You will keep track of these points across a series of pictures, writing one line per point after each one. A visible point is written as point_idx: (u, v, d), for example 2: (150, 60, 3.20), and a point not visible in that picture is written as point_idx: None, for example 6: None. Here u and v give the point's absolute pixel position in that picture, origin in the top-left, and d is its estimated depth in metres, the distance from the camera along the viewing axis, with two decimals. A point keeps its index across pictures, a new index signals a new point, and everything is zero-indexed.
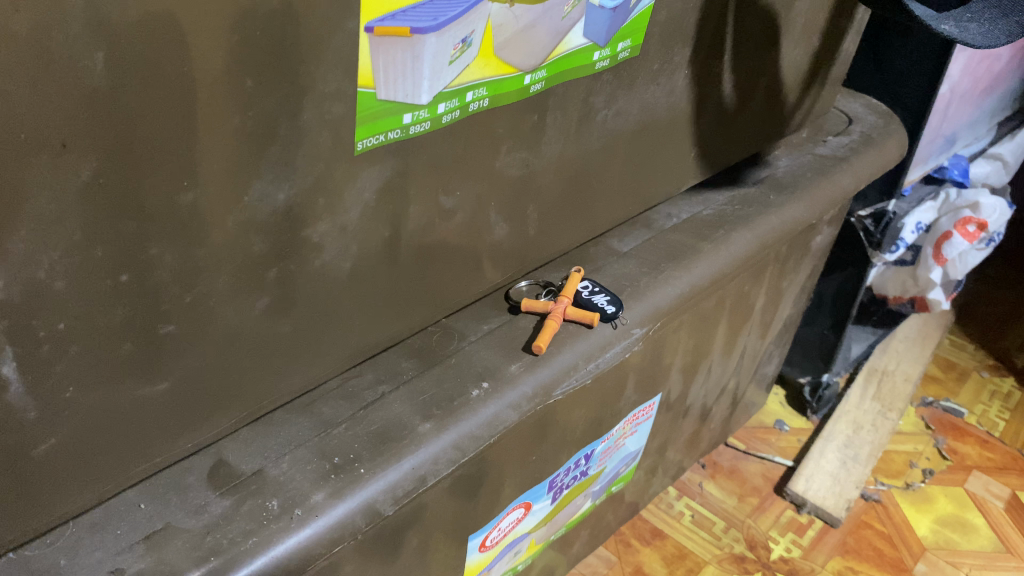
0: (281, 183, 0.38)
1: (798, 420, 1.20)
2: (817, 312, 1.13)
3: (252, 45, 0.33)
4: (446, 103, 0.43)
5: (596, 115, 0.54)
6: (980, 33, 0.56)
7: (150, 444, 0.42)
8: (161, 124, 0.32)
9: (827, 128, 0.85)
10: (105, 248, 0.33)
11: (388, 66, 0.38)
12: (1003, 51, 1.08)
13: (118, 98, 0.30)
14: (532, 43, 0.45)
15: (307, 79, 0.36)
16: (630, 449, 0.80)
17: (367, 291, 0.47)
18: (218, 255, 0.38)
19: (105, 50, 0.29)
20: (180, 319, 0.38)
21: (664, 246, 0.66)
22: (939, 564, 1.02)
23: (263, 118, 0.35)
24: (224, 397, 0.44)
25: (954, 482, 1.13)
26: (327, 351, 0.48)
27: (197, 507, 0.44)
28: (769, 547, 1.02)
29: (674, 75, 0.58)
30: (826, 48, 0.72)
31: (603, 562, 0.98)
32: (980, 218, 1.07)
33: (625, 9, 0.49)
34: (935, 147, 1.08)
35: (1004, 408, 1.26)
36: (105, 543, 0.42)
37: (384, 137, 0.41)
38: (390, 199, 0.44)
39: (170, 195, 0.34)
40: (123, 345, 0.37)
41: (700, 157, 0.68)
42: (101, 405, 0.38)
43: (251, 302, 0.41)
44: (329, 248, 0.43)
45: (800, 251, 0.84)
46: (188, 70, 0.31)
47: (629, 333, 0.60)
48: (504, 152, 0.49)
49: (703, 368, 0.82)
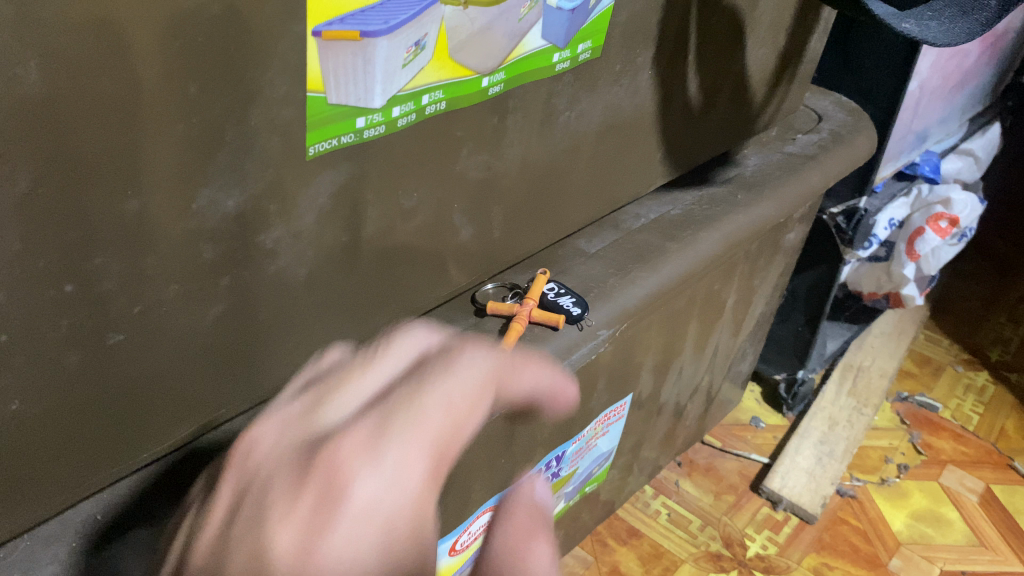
0: (229, 190, 0.37)
1: (775, 417, 1.21)
2: (792, 309, 1.14)
3: (194, 51, 0.32)
4: (401, 106, 0.42)
5: (559, 116, 0.53)
6: (940, 31, 0.56)
7: (104, 455, 0.41)
8: (100, 132, 0.31)
9: (796, 126, 0.85)
10: (48, 258, 0.33)
11: (339, 71, 0.38)
12: (973, 47, 1.08)
13: (53, 106, 0.30)
14: (488, 45, 0.44)
15: (253, 85, 0.35)
16: (603, 449, 0.80)
17: (326, 296, 0.47)
18: (167, 262, 0.37)
19: (38, 57, 0.28)
20: (129, 328, 0.38)
21: (632, 246, 0.65)
22: (914, 559, 1.03)
23: (210, 124, 0.35)
24: (182, 406, 0.43)
25: (929, 476, 1.14)
26: (287, 358, 0.47)
27: (154, 517, 0.44)
28: (745, 545, 1.02)
29: (637, 75, 0.57)
30: (792, 48, 0.72)
31: (579, 563, 0.98)
32: (952, 214, 1.09)
33: (584, 10, 0.48)
34: (906, 143, 1.09)
35: (978, 402, 1.27)
36: (60, 556, 0.41)
37: (336, 141, 0.40)
38: (347, 204, 0.43)
39: (112, 205, 0.33)
40: (72, 355, 0.36)
41: (668, 157, 0.67)
42: (50, 418, 0.37)
43: (204, 310, 0.40)
44: (284, 254, 0.42)
45: (770, 249, 0.85)
46: (128, 78, 0.31)
47: (596, 334, 0.59)
48: (464, 154, 0.48)
49: (675, 367, 0.82)
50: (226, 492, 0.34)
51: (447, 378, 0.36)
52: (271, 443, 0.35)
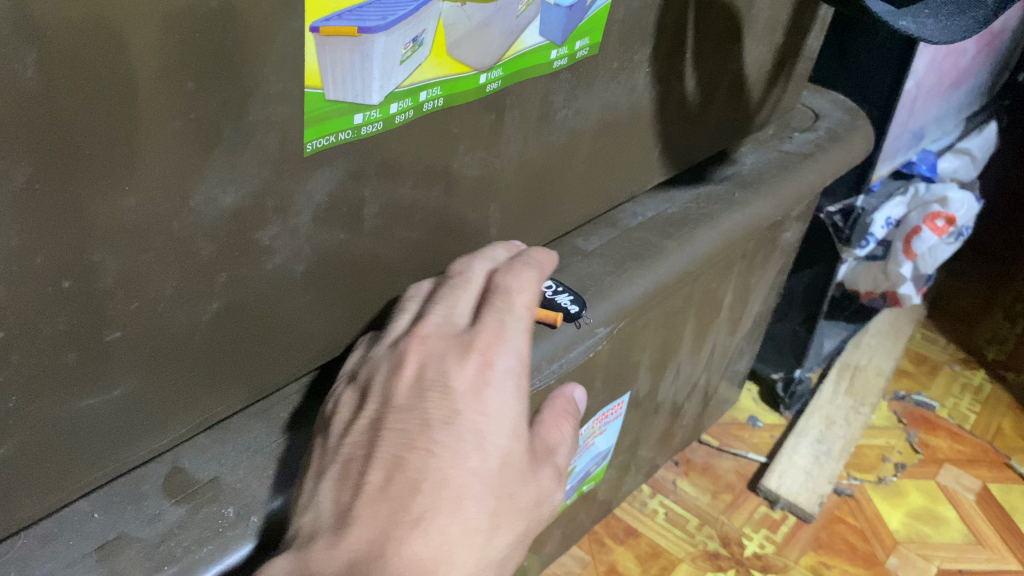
0: (226, 187, 0.37)
1: (772, 416, 1.21)
2: (789, 308, 1.14)
3: (192, 46, 0.32)
4: (398, 103, 0.42)
5: (556, 114, 0.53)
6: (937, 29, 0.56)
7: (101, 452, 0.41)
8: (99, 128, 0.31)
9: (793, 124, 0.85)
10: (45, 254, 0.32)
11: (336, 66, 0.38)
12: (969, 46, 1.08)
13: (51, 101, 0.29)
14: (485, 42, 0.44)
15: (250, 80, 0.35)
16: (600, 448, 0.80)
17: (323, 293, 0.46)
18: (165, 259, 0.37)
19: (35, 52, 0.28)
20: (127, 325, 0.37)
21: (629, 245, 0.65)
22: (911, 558, 1.03)
23: (206, 120, 0.34)
24: (180, 402, 0.43)
25: (926, 475, 1.14)
26: (285, 357, 0.47)
27: (151, 515, 0.44)
28: (742, 544, 1.02)
29: (634, 73, 0.57)
30: (789, 46, 0.72)
31: (576, 562, 0.98)
32: (948, 213, 1.08)
33: (581, 7, 0.48)
34: (903, 142, 1.09)
35: (974, 401, 1.27)
36: (57, 555, 0.41)
37: (333, 137, 0.40)
38: (344, 202, 0.43)
39: (109, 200, 0.33)
40: (68, 352, 0.36)
41: (665, 156, 0.67)
42: (47, 416, 0.37)
43: (201, 307, 0.40)
44: (280, 251, 0.42)
45: (768, 248, 0.85)
46: (127, 73, 0.31)
47: (593, 332, 0.59)
48: (462, 151, 0.48)
49: (672, 366, 0.82)
50: (373, 388, 0.45)
51: (518, 290, 0.48)
52: (417, 344, 0.46)
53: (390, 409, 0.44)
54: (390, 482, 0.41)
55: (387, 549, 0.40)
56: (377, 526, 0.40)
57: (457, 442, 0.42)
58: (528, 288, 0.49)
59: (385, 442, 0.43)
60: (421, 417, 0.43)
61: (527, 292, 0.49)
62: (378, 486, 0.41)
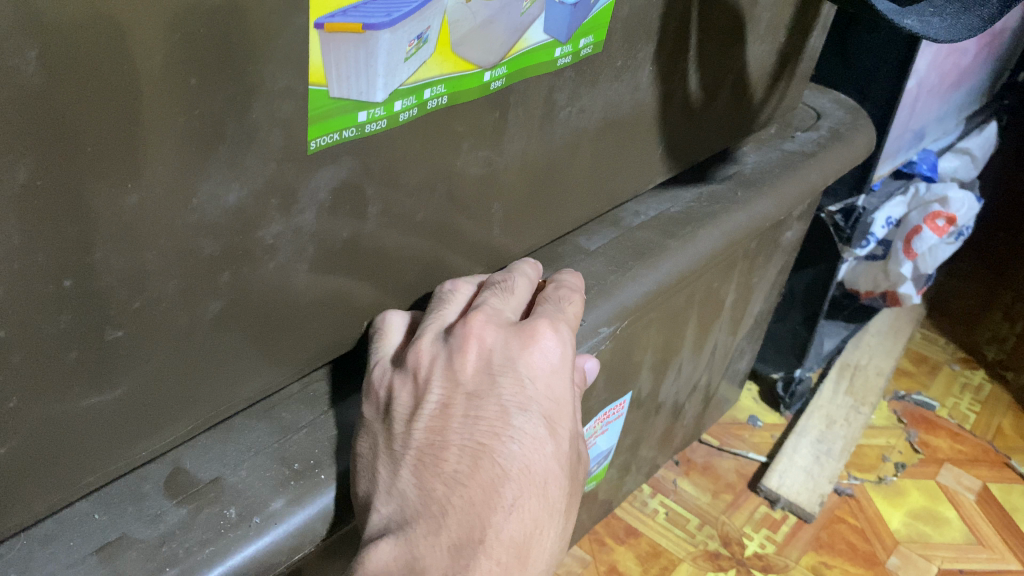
0: (230, 184, 0.37)
1: (772, 416, 1.20)
2: (789, 308, 1.13)
3: (195, 43, 0.32)
4: (403, 100, 0.42)
5: (560, 112, 0.53)
6: (942, 28, 0.55)
7: (102, 453, 0.41)
8: (101, 125, 0.31)
9: (795, 124, 0.84)
10: (46, 252, 0.32)
11: (340, 63, 0.37)
12: (970, 45, 1.08)
13: (52, 97, 0.29)
14: (489, 39, 0.44)
15: (253, 77, 0.35)
16: (601, 448, 0.79)
17: (325, 292, 0.46)
18: (167, 257, 0.37)
19: (37, 48, 0.28)
20: (128, 325, 0.37)
21: (631, 244, 0.65)
22: (911, 557, 1.03)
23: (209, 117, 0.34)
24: (181, 403, 0.43)
25: (926, 474, 1.14)
26: (288, 357, 0.47)
27: (152, 516, 0.43)
28: (743, 544, 1.02)
29: (638, 71, 0.57)
30: (792, 44, 0.71)
31: (576, 562, 0.98)
32: (949, 212, 1.09)
33: (586, 5, 0.48)
34: (903, 141, 1.09)
35: (974, 401, 1.27)
36: (57, 556, 0.41)
37: (337, 135, 0.40)
38: (347, 200, 0.43)
39: (112, 198, 0.33)
40: (70, 351, 0.36)
41: (667, 155, 0.67)
42: (48, 416, 0.37)
43: (203, 307, 0.40)
44: (283, 250, 0.42)
45: (769, 247, 0.84)
46: (130, 70, 0.30)
47: (596, 331, 0.59)
48: (465, 149, 0.48)
49: (674, 365, 0.82)
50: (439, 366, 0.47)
51: (568, 300, 0.52)
52: (478, 331, 0.47)
53: (460, 394, 0.46)
54: (478, 468, 0.44)
55: (482, 531, 0.43)
56: (472, 511, 0.43)
57: (539, 436, 0.45)
58: (572, 299, 0.52)
59: (463, 427, 0.45)
60: (498, 404, 0.45)
61: (570, 299, 0.52)
62: (460, 471, 0.44)
